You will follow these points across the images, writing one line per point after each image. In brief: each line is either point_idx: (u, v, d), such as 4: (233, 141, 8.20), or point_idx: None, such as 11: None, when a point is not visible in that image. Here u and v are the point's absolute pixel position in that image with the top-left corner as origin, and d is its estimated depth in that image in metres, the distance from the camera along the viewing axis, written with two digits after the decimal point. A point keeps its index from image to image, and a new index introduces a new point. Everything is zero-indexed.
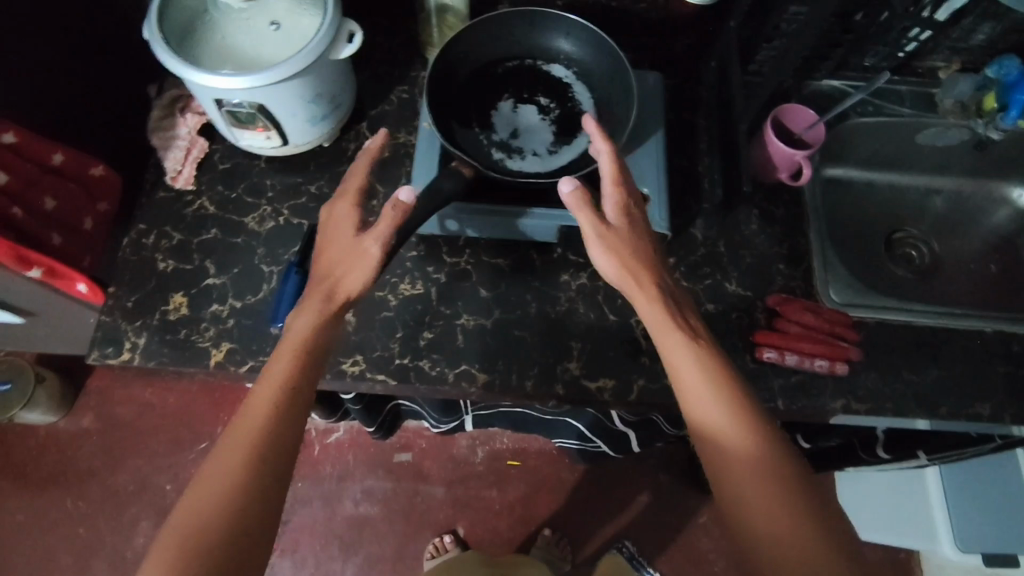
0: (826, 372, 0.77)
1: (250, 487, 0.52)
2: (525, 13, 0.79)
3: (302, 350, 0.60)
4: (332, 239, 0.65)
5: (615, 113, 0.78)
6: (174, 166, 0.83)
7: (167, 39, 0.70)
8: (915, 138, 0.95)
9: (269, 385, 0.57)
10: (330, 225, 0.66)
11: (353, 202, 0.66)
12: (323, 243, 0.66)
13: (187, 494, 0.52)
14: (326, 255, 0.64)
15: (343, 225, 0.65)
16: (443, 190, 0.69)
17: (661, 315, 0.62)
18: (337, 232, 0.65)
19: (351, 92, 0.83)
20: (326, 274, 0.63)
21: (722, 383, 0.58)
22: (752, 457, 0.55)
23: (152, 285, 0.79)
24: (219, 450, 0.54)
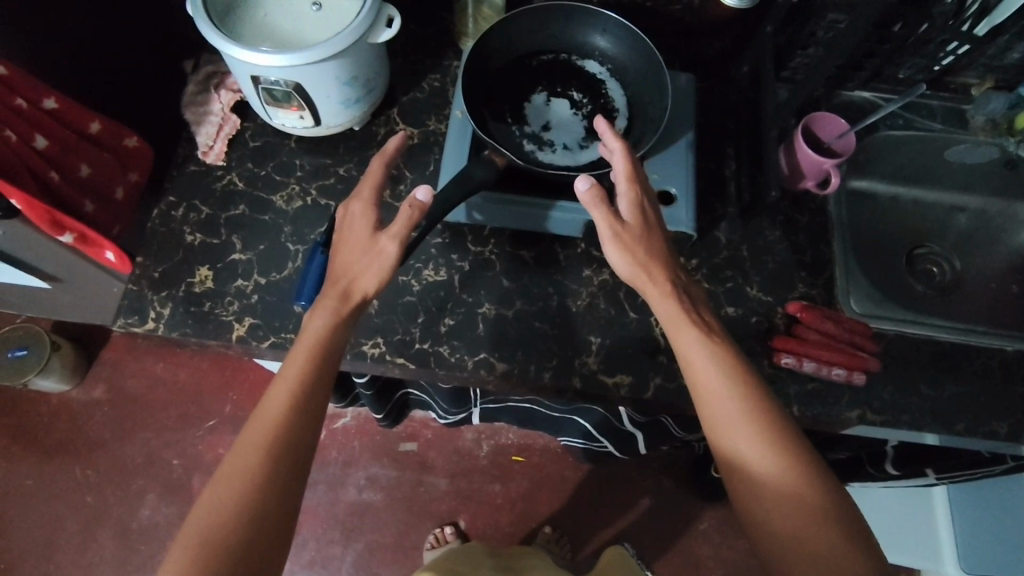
0: (843, 381, 0.77)
1: (269, 479, 0.53)
2: (563, 7, 0.79)
3: (318, 346, 0.60)
4: (348, 237, 0.65)
5: (648, 112, 0.78)
6: (206, 141, 0.84)
7: (209, 14, 0.71)
8: (943, 154, 0.95)
9: (284, 382, 0.58)
10: (345, 223, 0.65)
11: (368, 200, 0.65)
12: (339, 241, 0.65)
13: (207, 489, 0.53)
14: (342, 254, 0.64)
15: (359, 222, 0.65)
16: (474, 177, 0.69)
17: (678, 323, 0.62)
18: (352, 230, 0.65)
19: (385, 76, 0.84)
20: (342, 271, 0.63)
21: (738, 399, 0.57)
22: (769, 474, 0.54)
23: (180, 256, 0.80)
24: (237, 446, 0.55)
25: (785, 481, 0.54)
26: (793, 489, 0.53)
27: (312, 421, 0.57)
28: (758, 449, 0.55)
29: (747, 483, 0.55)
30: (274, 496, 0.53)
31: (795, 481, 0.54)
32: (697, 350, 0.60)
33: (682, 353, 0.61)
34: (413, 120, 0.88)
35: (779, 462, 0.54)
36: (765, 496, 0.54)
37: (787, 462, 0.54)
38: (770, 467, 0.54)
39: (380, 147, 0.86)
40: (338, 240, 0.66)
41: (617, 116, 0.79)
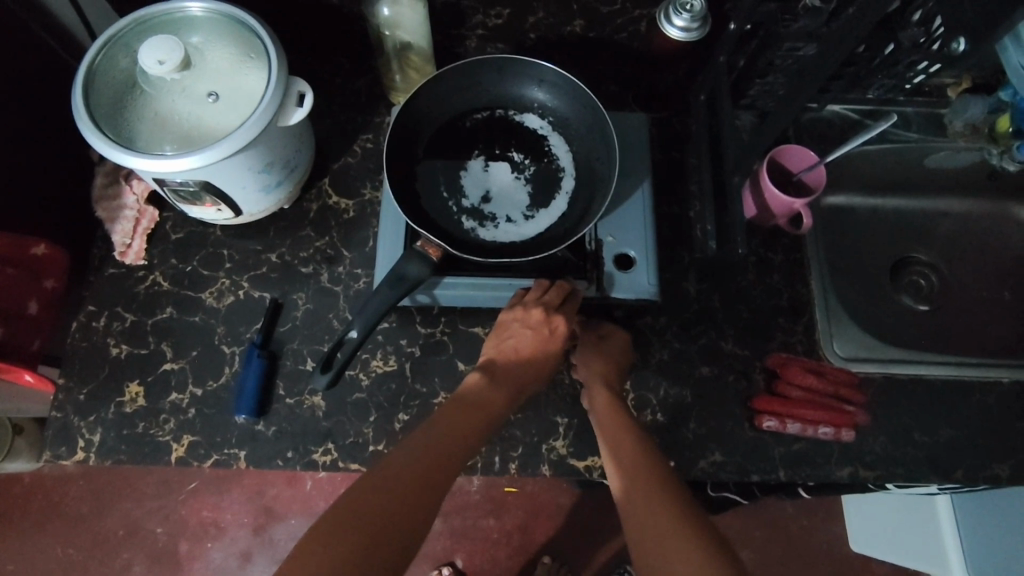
0: (831, 439, 0.72)
1: (415, 500, 0.54)
2: (493, 60, 0.71)
3: (484, 416, 0.64)
4: (508, 347, 0.68)
5: (597, 171, 0.71)
6: (123, 239, 0.77)
7: (94, 113, 0.62)
8: (923, 162, 0.89)
9: (433, 430, 0.61)
10: (507, 325, 0.69)
11: (542, 315, 0.68)
12: (494, 348, 0.69)
13: (347, 495, 0.53)
14: (498, 362, 0.68)
15: (537, 333, 0.68)
16: (408, 275, 0.63)
17: (608, 404, 0.66)
18: (517, 338, 0.68)
19: (309, 150, 0.77)
20: (484, 385, 0.66)
21: (641, 470, 0.58)
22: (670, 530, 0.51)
23: (106, 373, 0.73)
24: (388, 461, 0.57)
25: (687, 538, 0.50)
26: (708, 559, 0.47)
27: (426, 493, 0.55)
28: (650, 487, 0.55)
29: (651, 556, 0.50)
30: (383, 559, 0.49)
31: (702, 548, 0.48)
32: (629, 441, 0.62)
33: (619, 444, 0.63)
34: (348, 191, 0.81)
35: (678, 513, 0.52)
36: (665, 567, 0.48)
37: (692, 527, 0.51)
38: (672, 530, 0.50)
39: (315, 225, 0.79)
40: (484, 355, 0.70)
41: (564, 176, 0.72)
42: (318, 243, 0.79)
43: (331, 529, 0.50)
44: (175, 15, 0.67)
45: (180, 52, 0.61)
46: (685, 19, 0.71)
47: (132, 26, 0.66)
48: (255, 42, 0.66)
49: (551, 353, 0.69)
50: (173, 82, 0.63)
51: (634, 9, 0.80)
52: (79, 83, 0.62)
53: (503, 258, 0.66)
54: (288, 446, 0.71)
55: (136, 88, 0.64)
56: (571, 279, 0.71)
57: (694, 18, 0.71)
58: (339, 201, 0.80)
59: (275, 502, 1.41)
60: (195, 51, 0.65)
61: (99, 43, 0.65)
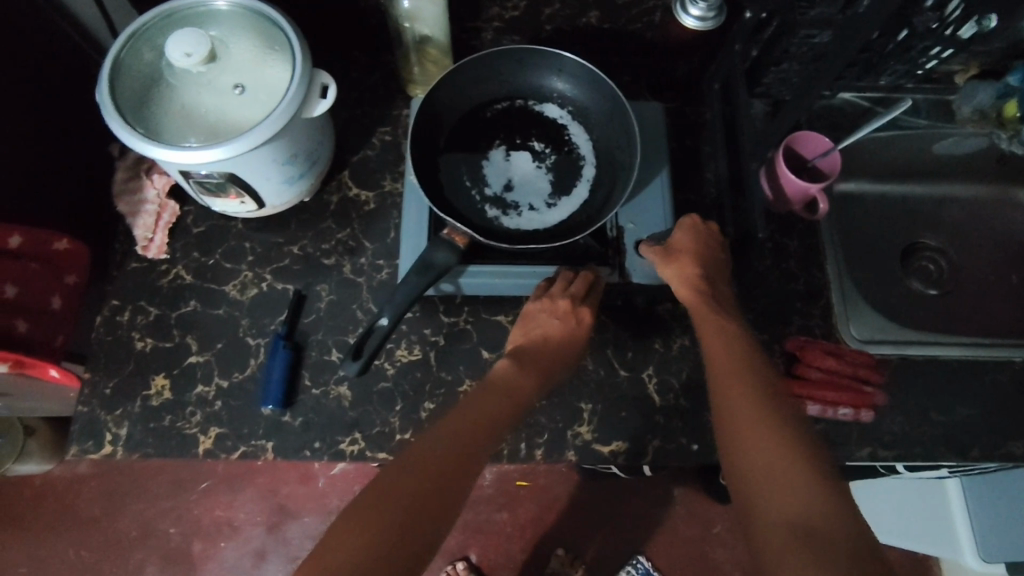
0: (849, 419, 0.73)
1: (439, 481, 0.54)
2: (514, 51, 0.72)
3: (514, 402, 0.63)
4: (536, 336, 0.68)
5: (618, 158, 0.72)
6: (145, 233, 0.77)
7: (120, 106, 0.63)
8: (932, 148, 0.90)
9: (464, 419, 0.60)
10: (533, 315, 0.69)
11: (568, 306, 0.68)
12: (520, 337, 0.69)
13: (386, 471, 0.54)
14: (526, 348, 0.67)
15: (562, 322, 0.67)
16: (435, 263, 0.64)
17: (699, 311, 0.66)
18: (544, 326, 0.67)
19: (329, 142, 0.77)
20: (514, 371, 0.65)
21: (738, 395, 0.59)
22: (755, 434, 0.55)
23: (131, 367, 0.74)
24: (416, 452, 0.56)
25: (777, 452, 0.53)
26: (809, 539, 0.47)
27: (445, 496, 0.54)
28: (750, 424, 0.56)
29: (740, 466, 0.54)
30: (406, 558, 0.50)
31: (814, 495, 0.50)
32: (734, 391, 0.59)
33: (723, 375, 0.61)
34: (367, 183, 0.81)
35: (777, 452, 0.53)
36: (766, 486, 0.52)
37: (795, 470, 0.52)
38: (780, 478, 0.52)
39: (335, 217, 0.80)
40: (510, 345, 0.69)
41: (584, 165, 0.73)
42: (339, 235, 0.79)
43: (386, 485, 0.53)
44: (198, 9, 0.68)
45: (206, 45, 0.61)
46: (699, 9, 0.74)
47: (156, 21, 0.66)
48: (279, 35, 0.67)
49: (578, 343, 0.68)
50: (198, 75, 0.64)
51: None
52: (105, 77, 0.63)
53: (529, 244, 0.67)
54: (315, 436, 0.71)
55: (161, 82, 0.65)
56: (595, 266, 0.72)
57: (709, 7, 0.74)
58: (359, 193, 0.81)
59: (287, 500, 1.42)
60: (219, 44, 0.66)
61: (123, 38, 0.65)
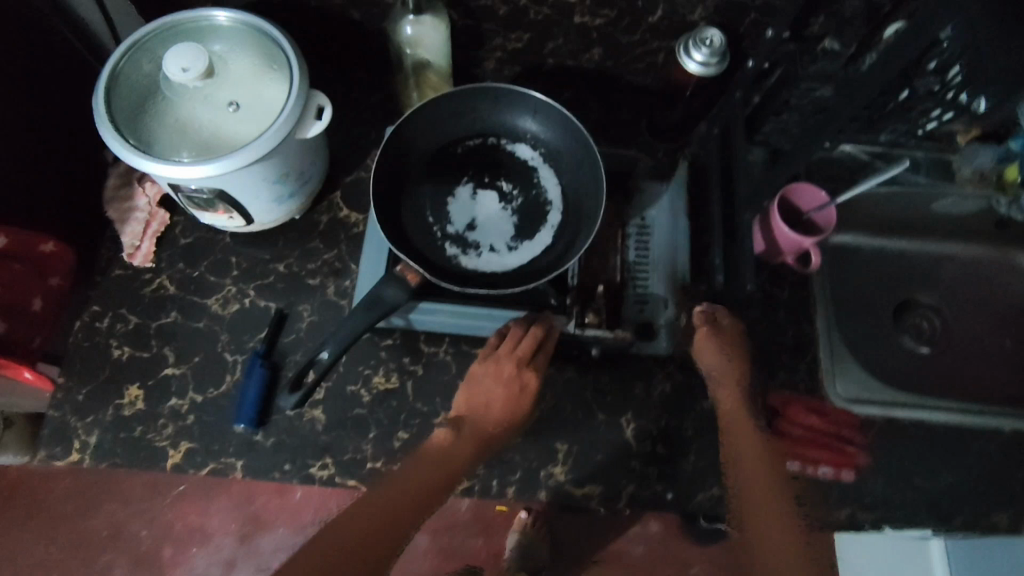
0: (830, 479, 0.72)
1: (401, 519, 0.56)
2: (486, 89, 0.71)
3: (451, 468, 0.62)
4: (479, 403, 0.66)
5: (585, 206, 0.71)
6: (132, 241, 0.77)
7: (114, 116, 0.63)
8: (931, 206, 0.90)
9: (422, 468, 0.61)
10: (478, 377, 0.67)
11: (513, 369, 0.66)
12: (463, 403, 0.67)
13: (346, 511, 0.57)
14: (468, 418, 0.66)
15: (502, 389, 0.66)
16: (385, 299, 0.62)
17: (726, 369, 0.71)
18: (488, 394, 0.66)
19: (323, 162, 0.77)
20: (451, 442, 0.64)
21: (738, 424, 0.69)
22: (755, 468, 0.64)
23: (106, 375, 0.73)
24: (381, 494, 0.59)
25: (776, 514, 0.60)
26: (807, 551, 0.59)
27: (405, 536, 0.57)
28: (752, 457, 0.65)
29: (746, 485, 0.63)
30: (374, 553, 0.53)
31: (799, 559, 0.57)
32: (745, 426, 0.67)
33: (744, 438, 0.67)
34: (358, 205, 0.81)
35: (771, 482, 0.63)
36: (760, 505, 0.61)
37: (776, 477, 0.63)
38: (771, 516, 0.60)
39: (324, 237, 0.80)
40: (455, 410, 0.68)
41: (550, 210, 0.71)
42: (326, 255, 0.79)
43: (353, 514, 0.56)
44: (200, 23, 0.67)
45: (205, 61, 0.61)
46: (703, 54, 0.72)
47: (157, 32, 0.66)
48: (279, 55, 0.67)
49: (525, 406, 0.67)
50: (195, 90, 0.64)
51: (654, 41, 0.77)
52: (101, 85, 0.62)
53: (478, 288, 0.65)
54: (285, 458, 0.70)
55: (157, 94, 0.65)
56: (551, 316, 0.68)
57: (713, 53, 0.71)
58: (350, 214, 0.81)
59: None
60: (219, 60, 0.65)
61: (124, 47, 0.65)
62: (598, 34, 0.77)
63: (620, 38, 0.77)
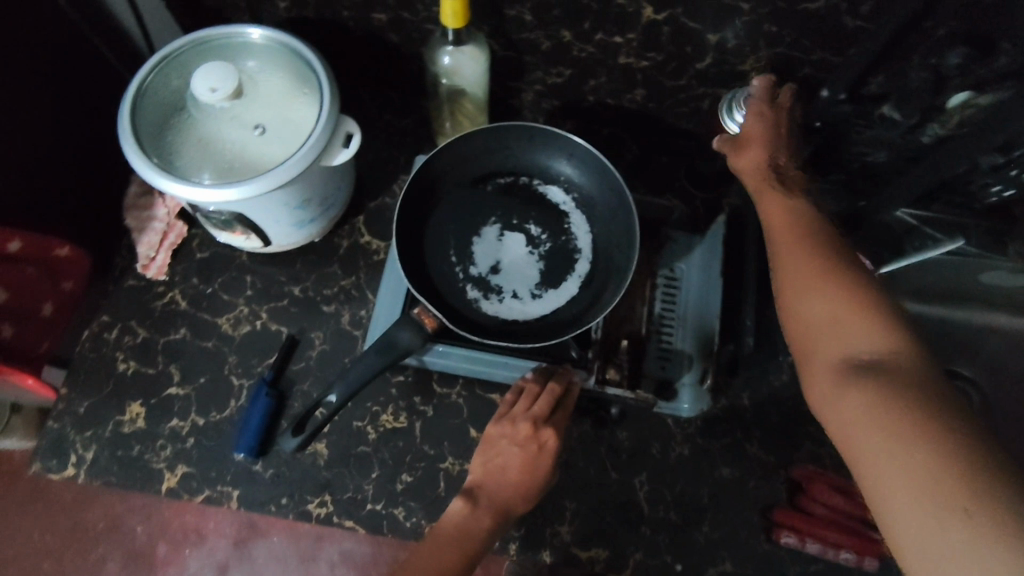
0: (852, 565, 0.66)
1: None
2: (524, 127, 0.69)
3: (471, 547, 0.56)
4: (495, 467, 0.60)
5: (615, 259, 0.68)
6: (147, 251, 0.76)
7: (137, 131, 0.60)
8: (978, 276, 0.84)
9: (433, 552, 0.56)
10: (494, 440, 0.62)
11: (530, 430, 0.61)
12: (479, 470, 0.61)
13: None
14: (484, 487, 0.59)
15: (520, 452, 0.60)
16: (399, 343, 0.59)
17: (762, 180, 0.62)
18: (505, 458, 0.60)
19: (348, 186, 0.75)
20: (469, 515, 0.58)
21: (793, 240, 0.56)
22: (811, 292, 0.52)
23: (108, 389, 0.71)
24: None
25: (900, 436, 0.41)
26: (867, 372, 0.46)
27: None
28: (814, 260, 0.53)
29: (841, 408, 0.46)
30: None
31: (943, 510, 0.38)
32: (824, 290, 0.51)
33: (797, 243, 0.55)
34: (381, 231, 0.79)
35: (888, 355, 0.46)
36: (877, 435, 0.42)
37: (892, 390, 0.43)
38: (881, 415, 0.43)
39: (343, 262, 0.77)
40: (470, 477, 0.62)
41: (579, 259, 0.68)
42: (343, 281, 0.77)
43: None
44: (234, 40, 0.65)
45: (234, 80, 0.59)
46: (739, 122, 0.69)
47: (190, 47, 0.65)
48: (311, 78, 0.64)
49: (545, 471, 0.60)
50: (222, 109, 0.61)
51: (699, 88, 0.74)
52: (127, 99, 0.61)
53: (498, 340, 0.62)
54: (283, 492, 0.68)
55: (185, 110, 0.63)
56: (570, 368, 0.66)
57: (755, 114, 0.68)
58: (371, 241, 0.78)
59: None
60: (249, 79, 0.63)
61: (154, 60, 0.63)
62: (642, 75, 0.74)
63: (665, 81, 0.74)
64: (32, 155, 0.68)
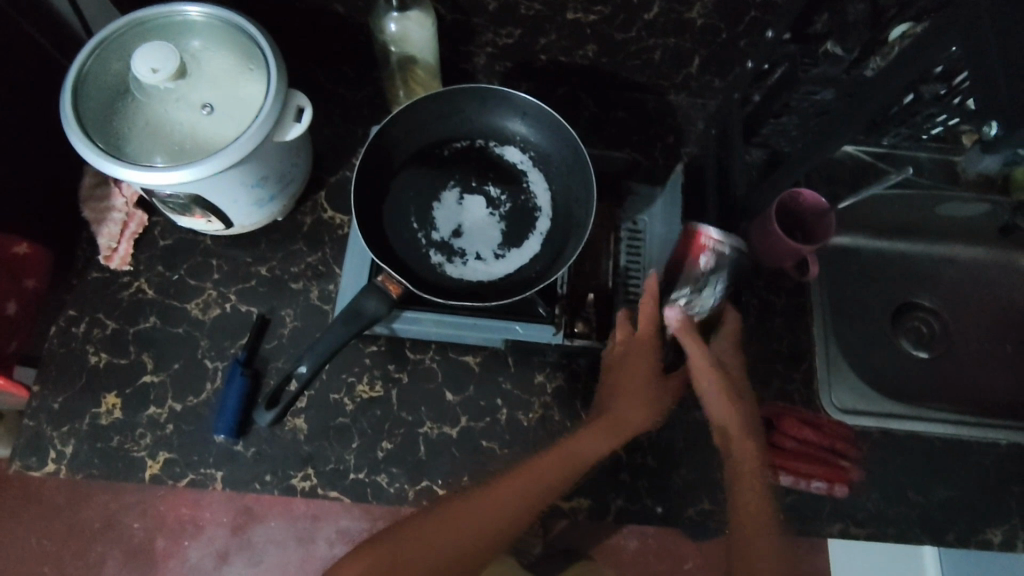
0: (823, 493, 0.70)
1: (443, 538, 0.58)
2: (475, 89, 0.69)
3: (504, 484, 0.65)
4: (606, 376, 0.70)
5: (574, 214, 0.68)
6: (109, 242, 0.75)
7: (83, 119, 0.60)
8: (936, 210, 0.86)
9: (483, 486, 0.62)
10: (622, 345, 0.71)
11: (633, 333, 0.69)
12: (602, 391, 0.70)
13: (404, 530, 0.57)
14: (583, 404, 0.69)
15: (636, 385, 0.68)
16: (366, 311, 0.60)
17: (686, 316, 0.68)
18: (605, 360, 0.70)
19: (305, 162, 0.74)
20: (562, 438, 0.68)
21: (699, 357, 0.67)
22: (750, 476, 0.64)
23: (82, 383, 0.71)
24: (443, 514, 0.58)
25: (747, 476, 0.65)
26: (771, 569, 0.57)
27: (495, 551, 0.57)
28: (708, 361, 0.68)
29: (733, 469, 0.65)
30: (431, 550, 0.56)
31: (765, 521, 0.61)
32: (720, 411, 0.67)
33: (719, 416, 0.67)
34: (344, 206, 0.79)
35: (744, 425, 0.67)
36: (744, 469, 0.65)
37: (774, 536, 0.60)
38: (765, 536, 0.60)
39: (308, 239, 0.77)
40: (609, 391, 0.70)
41: (539, 216, 0.69)
42: (310, 258, 0.77)
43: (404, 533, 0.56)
44: (173, 19, 0.64)
45: (175, 61, 0.58)
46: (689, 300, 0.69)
47: (128, 28, 0.63)
48: (256, 52, 0.63)
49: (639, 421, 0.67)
50: (166, 90, 0.61)
51: (649, 39, 0.74)
52: (68, 86, 0.60)
53: (463, 301, 0.63)
54: (266, 469, 0.69)
55: (129, 95, 0.62)
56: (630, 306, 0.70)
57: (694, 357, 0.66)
58: (335, 215, 0.78)
59: None
60: (192, 59, 0.62)
61: (92, 45, 0.62)
62: (591, 29, 0.73)
63: (615, 35, 0.74)
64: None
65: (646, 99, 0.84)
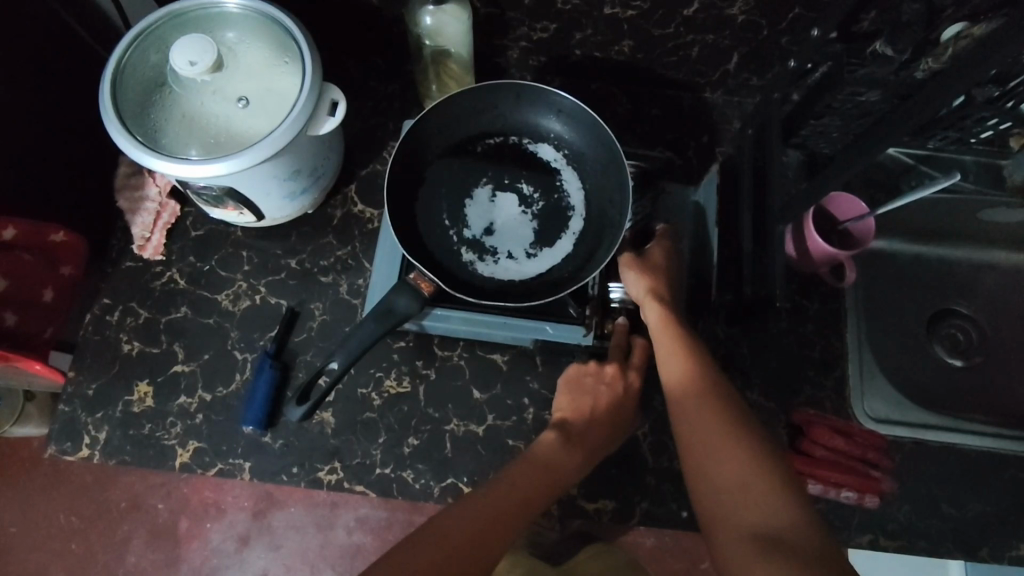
0: (853, 504, 0.69)
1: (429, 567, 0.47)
2: (511, 85, 0.68)
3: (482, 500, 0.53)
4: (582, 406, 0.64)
5: (608, 215, 0.67)
6: (142, 232, 0.75)
7: (121, 110, 0.60)
8: (977, 215, 0.83)
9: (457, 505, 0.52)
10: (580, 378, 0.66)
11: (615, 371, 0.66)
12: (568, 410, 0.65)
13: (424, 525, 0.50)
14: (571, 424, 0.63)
15: (623, 402, 0.65)
16: (397, 309, 0.60)
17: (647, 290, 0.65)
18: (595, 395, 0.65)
19: (337, 155, 0.74)
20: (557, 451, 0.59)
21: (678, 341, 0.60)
22: (721, 426, 0.51)
23: (115, 370, 0.72)
24: (437, 521, 0.50)
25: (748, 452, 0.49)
26: (773, 548, 0.42)
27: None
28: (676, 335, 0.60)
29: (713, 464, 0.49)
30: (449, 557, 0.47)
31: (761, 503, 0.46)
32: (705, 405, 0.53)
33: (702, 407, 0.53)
34: (374, 200, 0.78)
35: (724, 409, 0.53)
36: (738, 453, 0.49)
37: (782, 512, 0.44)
38: (762, 510, 0.45)
39: (338, 232, 0.77)
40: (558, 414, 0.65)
41: (572, 216, 0.68)
42: (339, 251, 0.77)
43: (430, 526, 0.50)
44: (209, 10, 0.64)
45: (213, 53, 0.58)
46: (617, 298, 0.70)
47: (166, 20, 0.63)
48: (292, 46, 0.63)
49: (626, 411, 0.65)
50: (203, 82, 0.61)
51: (688, 36, 0.73)
52: (107, 77, 0.60)
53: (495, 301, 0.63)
54: (294, 461, 0.69)
55: (166, 87, 0.62)
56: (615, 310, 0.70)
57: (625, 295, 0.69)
58: (364, 210, 0.78)
59: None
60: (229, 50, 0.62)
61: (131, 36, 0.62)
62: (628, 25, 0.72)
63: (652, 30, 0.72)
64: (22, 142, 0.67)
65: (681, 96, 0.82)
